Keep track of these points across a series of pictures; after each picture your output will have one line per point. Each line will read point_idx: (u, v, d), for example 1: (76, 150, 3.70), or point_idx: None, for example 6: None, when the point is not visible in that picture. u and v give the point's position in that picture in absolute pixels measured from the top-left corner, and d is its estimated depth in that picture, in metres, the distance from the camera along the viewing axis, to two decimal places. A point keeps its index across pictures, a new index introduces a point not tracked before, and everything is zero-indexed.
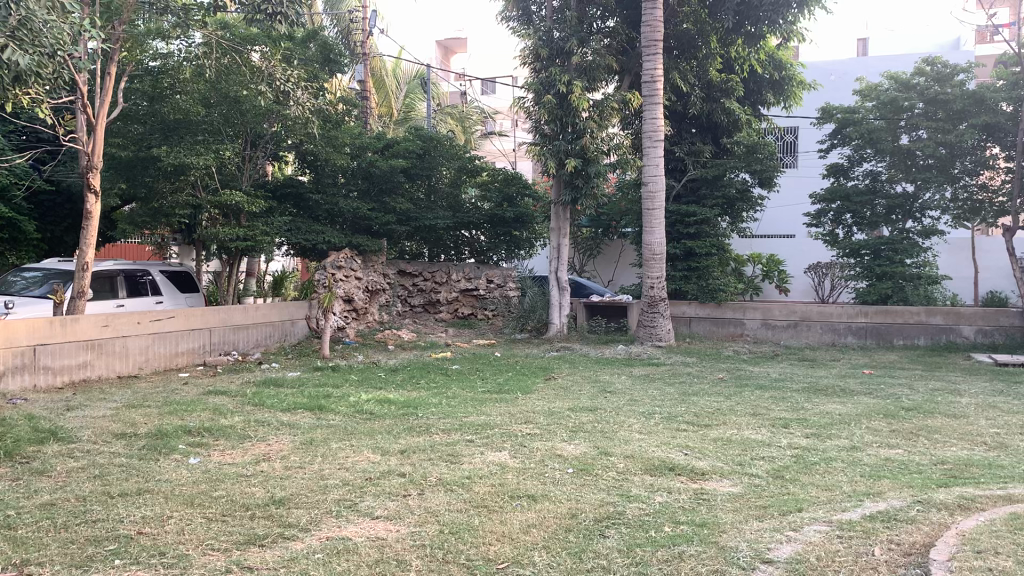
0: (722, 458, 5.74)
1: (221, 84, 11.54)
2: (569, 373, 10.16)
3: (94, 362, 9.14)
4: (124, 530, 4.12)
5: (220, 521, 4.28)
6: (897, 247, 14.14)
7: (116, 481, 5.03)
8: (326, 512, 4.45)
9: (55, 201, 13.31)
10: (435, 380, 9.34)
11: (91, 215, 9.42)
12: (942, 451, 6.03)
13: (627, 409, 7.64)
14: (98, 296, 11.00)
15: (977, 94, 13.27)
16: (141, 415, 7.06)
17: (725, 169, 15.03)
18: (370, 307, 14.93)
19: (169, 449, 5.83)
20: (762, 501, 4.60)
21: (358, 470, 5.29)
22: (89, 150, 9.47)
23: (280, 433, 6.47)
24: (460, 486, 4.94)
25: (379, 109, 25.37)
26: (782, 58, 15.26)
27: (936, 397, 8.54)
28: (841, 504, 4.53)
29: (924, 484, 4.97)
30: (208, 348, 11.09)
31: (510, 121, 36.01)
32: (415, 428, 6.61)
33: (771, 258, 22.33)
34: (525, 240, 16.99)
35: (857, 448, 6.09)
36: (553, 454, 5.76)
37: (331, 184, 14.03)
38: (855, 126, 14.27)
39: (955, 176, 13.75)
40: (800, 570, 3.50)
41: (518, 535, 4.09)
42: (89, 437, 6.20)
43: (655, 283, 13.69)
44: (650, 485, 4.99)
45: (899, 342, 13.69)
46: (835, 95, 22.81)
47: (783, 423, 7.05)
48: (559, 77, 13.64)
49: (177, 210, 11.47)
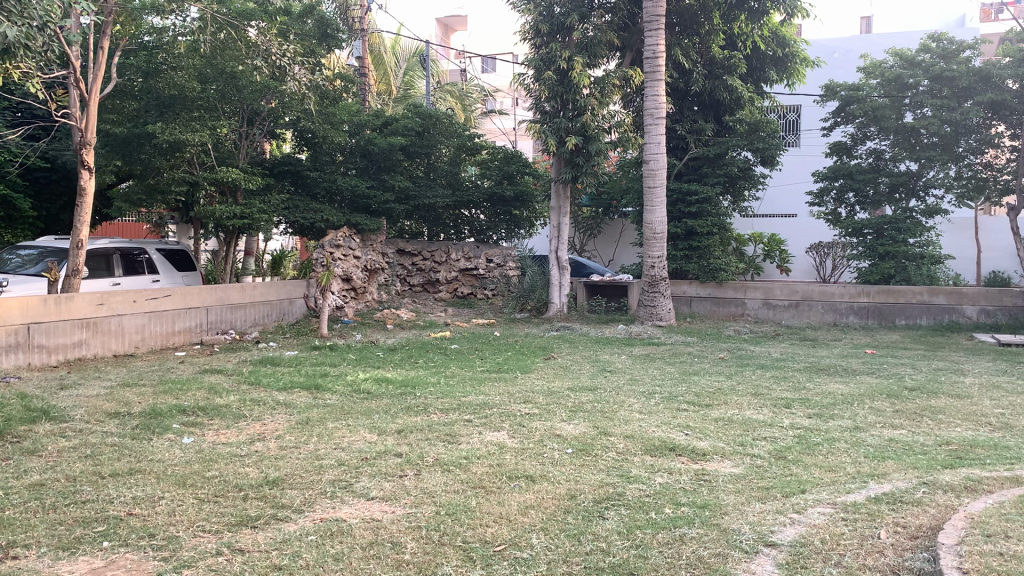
0: (723, 438, 5.65)
1: (217, 60, 11.36)
2: (569, 352, 10.10)
3: (90, 341, 9.06)
4: (114, 511, 4.04)
5: (213, 503, 4.20)
6: (900, 226, 14.02)
7: (107, 461, 4.94)
8: (319, 493, 4.37)
9: (50, 177, 13.18)
10: (434, 359, 9.26)
11: (85, 192, 9.29)
12: (946, 432, 5.94)
13: (627, 389, 7.56)
14: (94, 275, 10.88)
15: (982, 70, 13.09)
16: (136, 394, 6.97)
17: (726, 147, 14.90)
18: (369, 286, 14.77)
19: (163, 429, 5.75)
20: (764, 483, 4.51)
21: (354, 450, 5.21)
22: (82, 126, 9.30)
23: (275, 412, 6.39)
24: (457, 466, 4.85)
25: (378, 86, 25.31)
26: (786, 34, 15.06)
27: (939, 377, 8.49)
28: (846, 485, 4.45)
29: (931, 465, 4.89)
30: (205, 327, 11.00)
31: (510, 100, 35.82)
32: (412, 408, 6.53)
33: (773, 238, 22.24)
34: (525, 219, 16.90)
35: (859, 428, 6.00)
36: (552, 434, 5.67)
37: (328, 162, 13.88)
38: (859, 104, 14.16)
39: (959, 154, 13.51)
40: (805, 554, 3.42)
41: (516, 517, 4.00)
42: (82, 416, 6.12)
43: (656, 263, 13.54)
44: (651, 465, 4.91)
45: (901, 322, 13.61)
46: (838, 73, 22.64)
47: (785, 403, 6.97)
48: (560, 53, 13.46)
49: (173, 186, 11.34)
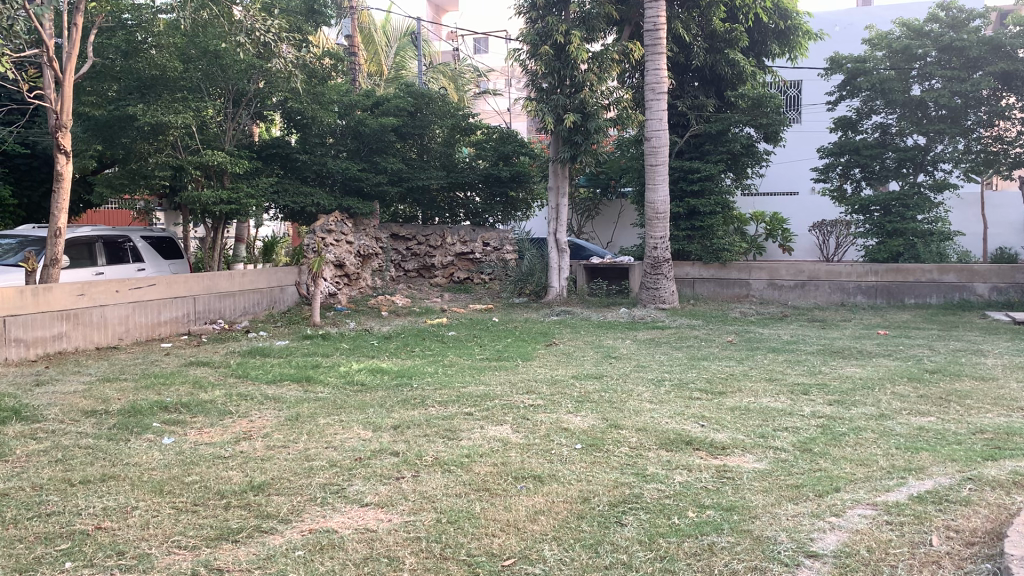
0: (742, 430, 5.27)
1: (200, 38, 10.94)
2: (571, 338, 9.74)
3: (71, 333, 8.66)
4: (81, 525, 3.66)
5: (191, 513, 3.82)
6: (908, 203, 13.67)
7: (79, 466, 4.55)
8: (308, 500, 3.99)
9: (30, 163, 12.75)
10: (430, 348, 8.85)
11: (63, 177, 8.85)
12: (978, 419, 5.57)
13: (634, 376, 7.20)
14: (76, 264, 10.45)
15: (994, 40, 12.71)
16: (116, 390, 6.58)
17: (729, 123, 14.47)
18: (363, 272, 14.38)
19: (141, 428, 5.36)
20: (793, 480, 4.14)
21: (348, 449, 4.83)
22: (57, 108, 8.83)
23: (263, 408, 5.99)
24: (458, 466, 4.48)
25: (369, 66, 24.80)
26: (787, 6, 14.61)
27: (959, 358, 8.11)
28: (884, 482, 4.07)
29: (970, 457, 4.52)
30: (193, 317, 10.59)
31: (503, 80, 35.44)
32: (410, 400, 6.15)
33: (775, 217, 21.98)
34: (522, 200, 16.50)
35: (886, 416, 5.63)
36: (560, 428, 5.30)
37: (318, 145, 13.44)
38: (865, 76, 13.65)
39: (968, 127, 13.22)
40: (851, 566, 3.06)
41: (525, 524, 3.63)
42: (55, 415, 5.72)
43: (659, 243, 13.17)
44: (668, 462, 4.53)
45: (910, 301, 13.28)
46: (842, 47, 22.26)
47: (803, 389, 6.60)
48: (557, 27, 13.00)
49: (157, 172, 10.90)
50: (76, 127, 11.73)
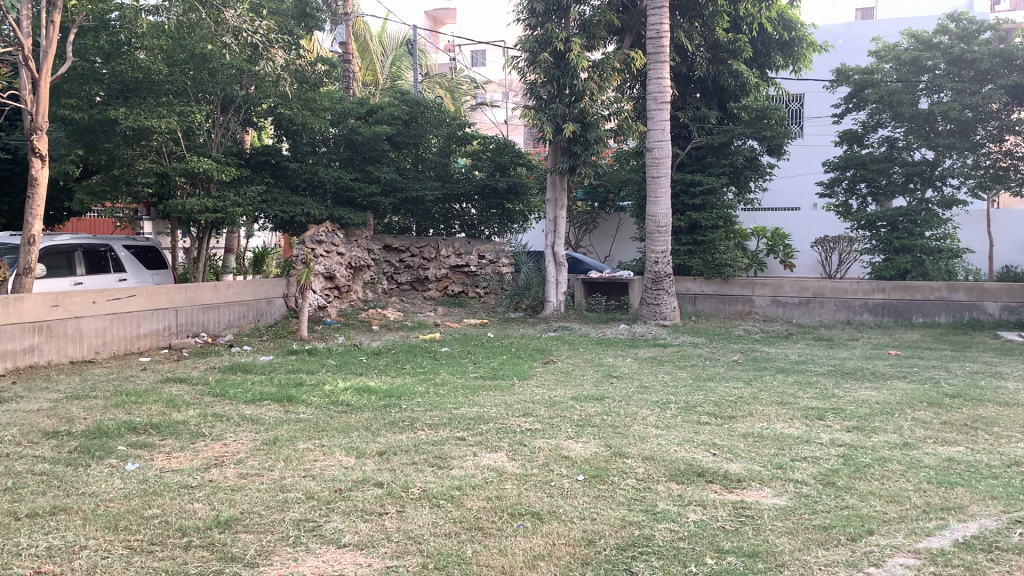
0: (757, 460, 4.85)
1: (187, 41, 10.59)
2: (569, 355, 9.32)
3: (43, 346, 8.23)
4: (19, 568, 3.22)
5: (145, 554, 3.39)
6: (915, 219, 13.25)
7: (29, 496, 4.12)
8: (279, 539, 3.56)
9: (12, 169, 12.34)
10: (422, 365, 8.43)
11: (38, 182, 8.40)
12: (1010, 449, 5.15)
13: (637, 398, 6.75)
14: (53, 273, 10.03)
15: (1006, 52, 12.34)
16: (82, 408, 6.15)
17: (732, 136, 14.12)
18: (354, 284, 13.99)
19: (104, 452, 4.93)
20: (820, 520, 3.73)
21: (327, 479, 4.40)
22: (32, 109, 8.38)
23: (240, 430, 5.56)
24: (448, 500, 4.05)
25: (363, 75, 24.59)
26: (793, 16, 14.34)
27: (979, 381, 7.68)
28: (922, 524, 3.65)
29: (1011, 494, 4.10)
30: (174, 329, 10.14)
31: (501, 93, 35.21)
32: (397, 423, 5.71)
33: (776, 233, 21.69)
34: (519, 214, 16.15)
35: (911, 445, 5.21)
36: (560, 455, 4.88)
37: (309, 153, 13.04)
38: (872, 88, 13.33)
39: (977, 142, 12.83)
40: None
41: (523, 571, 3.21)
42: (13, 437, 5.28)
43: (660, 257, 12.75)
44: (680, 497, 4.11)
45: (918, 319, 12.92)
46: (850, 57, 22.07)
47: (817, 414, 6.17)
48: (557, 34, 12.67)
49: (139, 178, 10.47)
50: (58, 131, 11.32)
